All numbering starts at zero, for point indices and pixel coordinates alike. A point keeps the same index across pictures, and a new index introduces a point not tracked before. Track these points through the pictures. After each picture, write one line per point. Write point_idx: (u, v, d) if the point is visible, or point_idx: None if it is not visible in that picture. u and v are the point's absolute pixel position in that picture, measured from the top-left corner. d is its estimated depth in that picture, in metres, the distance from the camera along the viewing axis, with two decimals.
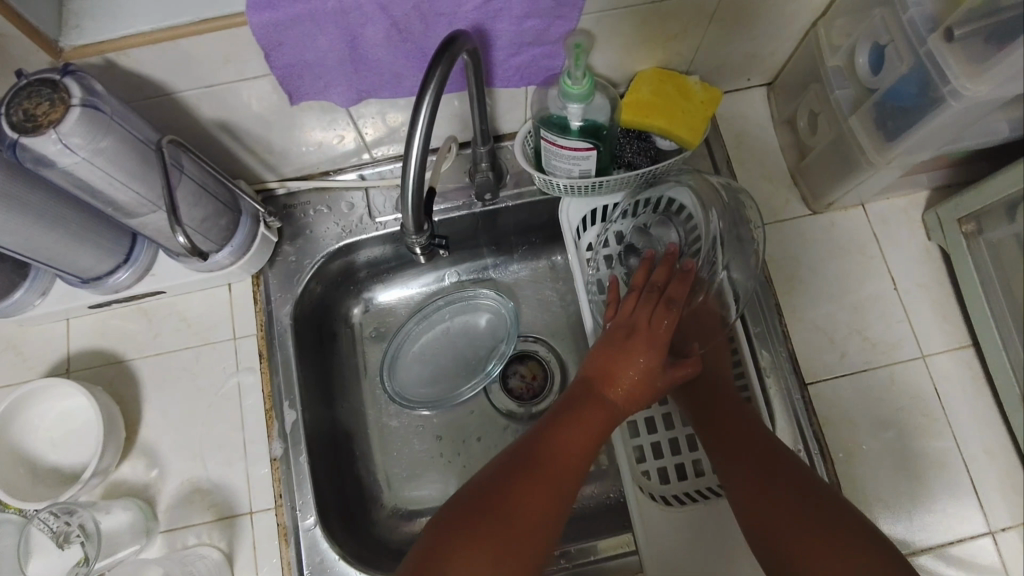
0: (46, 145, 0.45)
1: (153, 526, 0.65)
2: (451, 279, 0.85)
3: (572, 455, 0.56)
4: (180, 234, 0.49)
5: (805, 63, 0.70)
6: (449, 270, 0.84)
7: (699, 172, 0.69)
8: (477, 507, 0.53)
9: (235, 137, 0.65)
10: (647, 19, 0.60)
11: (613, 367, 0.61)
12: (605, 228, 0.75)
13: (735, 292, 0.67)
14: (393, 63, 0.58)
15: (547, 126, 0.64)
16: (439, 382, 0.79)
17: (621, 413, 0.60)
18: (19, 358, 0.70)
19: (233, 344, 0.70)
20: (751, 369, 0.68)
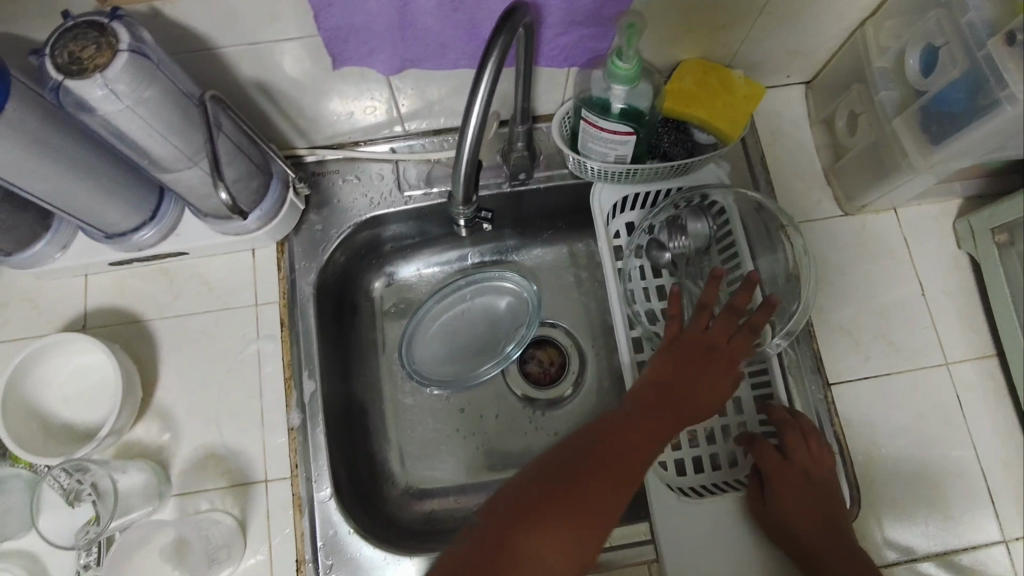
0: (90, 90, 0.44)
1: (165, 489, 0.64)
2: (474, 260, 0.84)
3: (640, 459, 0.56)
4: (224, 190, 0.48)
5: (849, 63, 0.69)
6: (472, 250, 0.83)
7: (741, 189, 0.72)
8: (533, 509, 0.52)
9: (270, 99, 0.64)
10: (698, 6, 0.60)
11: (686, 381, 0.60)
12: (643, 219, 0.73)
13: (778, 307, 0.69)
14: (440, 33, 0.56)
15: (588, 107, 0.64)
16: (452, 362, 0.78)
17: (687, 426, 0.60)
18: (35, 311, 0.68)
19: (254, 311, 0.69)
20: (779, 378, 0.67)
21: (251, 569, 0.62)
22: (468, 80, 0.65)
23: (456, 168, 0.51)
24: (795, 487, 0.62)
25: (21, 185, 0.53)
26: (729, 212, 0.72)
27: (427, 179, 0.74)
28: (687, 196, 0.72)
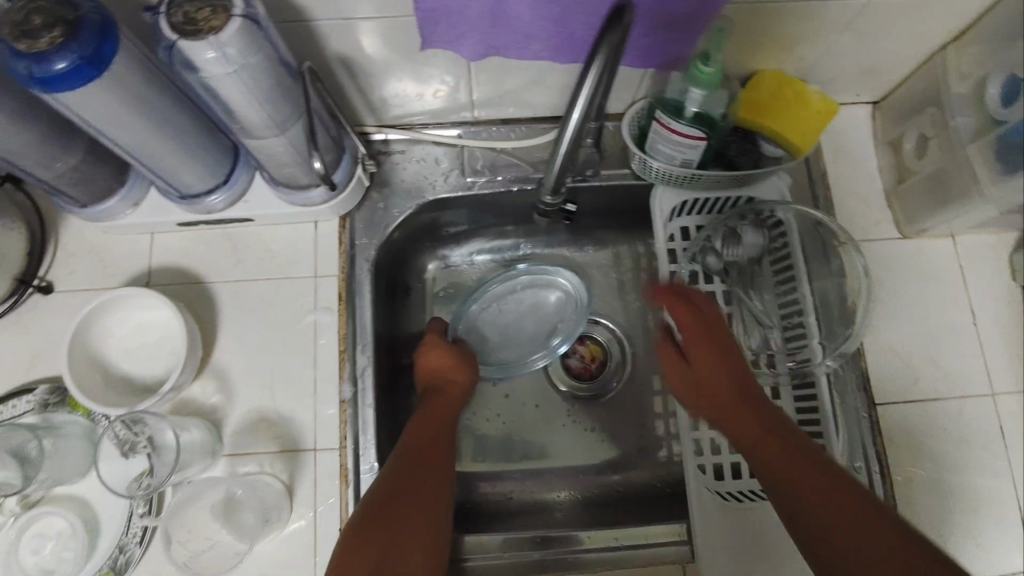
0: (201, 51, 0.45)
1: (218, 448, 0.65)
2: (525, 251, 0.84)
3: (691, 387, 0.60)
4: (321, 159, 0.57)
5: (923, 86, 0.69)
6: (524, 242, 0.84)
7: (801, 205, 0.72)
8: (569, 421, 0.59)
9: (350, 75, 0.65)
10: (785, 17, 0.60)
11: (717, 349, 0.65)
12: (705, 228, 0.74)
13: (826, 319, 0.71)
14: (530, 24, 0.57)
15: (661, 108, 0.65)
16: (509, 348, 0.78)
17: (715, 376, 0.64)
18: (101, 264, 0.70)
19: (314, 282, 0.70)
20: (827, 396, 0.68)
21: (296, 533, 0.63)
22: (546, 72, 0.65)
23: (556, 150, 0.53)
24: (779, 426, 0.60)
25: (113, 138, 0.54)
26: (788, 226, 0.72)
27: (492, 166, 0.75)
28: (749, 209, 0.73)
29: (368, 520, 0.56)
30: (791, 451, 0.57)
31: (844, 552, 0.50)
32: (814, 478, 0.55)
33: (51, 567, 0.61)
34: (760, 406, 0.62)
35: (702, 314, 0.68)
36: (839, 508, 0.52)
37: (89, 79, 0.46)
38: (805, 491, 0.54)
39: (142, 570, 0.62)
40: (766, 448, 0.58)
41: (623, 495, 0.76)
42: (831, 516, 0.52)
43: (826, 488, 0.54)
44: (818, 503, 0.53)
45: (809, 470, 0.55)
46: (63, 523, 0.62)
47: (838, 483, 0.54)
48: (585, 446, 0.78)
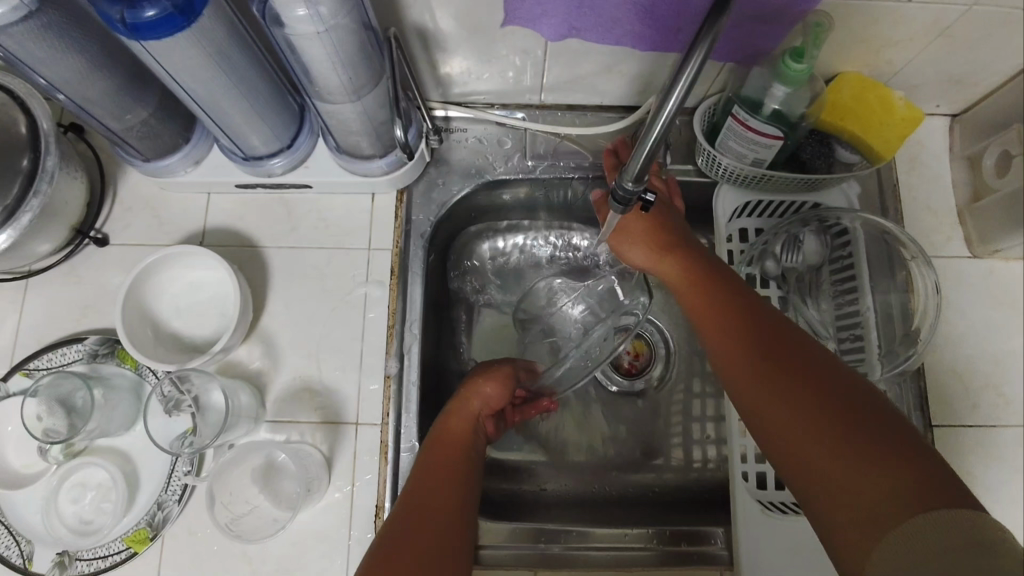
0: (294, 7, 0.45)
1: (261, 413, 0.64)
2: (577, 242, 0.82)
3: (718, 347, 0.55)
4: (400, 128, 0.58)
5: (1011, 101, 0.67)
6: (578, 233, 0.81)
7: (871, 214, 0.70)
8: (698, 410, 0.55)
9: (424, 47, 0.64)
10: (881, 18, 0.58)
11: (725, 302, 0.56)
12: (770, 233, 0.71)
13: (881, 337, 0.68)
14: (618, 6, 0.55)
15: (739, 104, 0.62)
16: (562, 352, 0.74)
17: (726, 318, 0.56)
18: (157, 220, 0.70)
19: (367, 255, 0.69)
20: None
21: (333, 505, 0.62)
22: (623, 59, 0.64)
23: (638, 148, 0.46)
24: (755, 331, 0.52)
25: (188, 92, 0.54)
26: (854, 238, 0.70)
27: (553, 152, 0.73)
28: (817, 216, 0.70)
29: (379, 558, 0.48)
30: (768, 360, 0.50)
31: (823, 472, 0.42)
32: (807, 389, 0.46)
33: (90, 518, 0.61)
34: (749, 309, 0.55)
35: (672, 235, 0.63)
36: (819, 419, 0.44)
37: (177, 28, 0.46)
38: (786, 407, 0.46)
39: (179, 528, 0.61)
40: (752, 363, 0.51)
41: (660, 496, 0.75)
42: (821, 453, 0.43)
43: (808, 398, 0.46)
44: (796, 416, 0.45)
45: (791, 385, 0.47)
46: (104, 476, 0.62)
47: (822, 391, 0.46)
48: (623, 444, 0.77)
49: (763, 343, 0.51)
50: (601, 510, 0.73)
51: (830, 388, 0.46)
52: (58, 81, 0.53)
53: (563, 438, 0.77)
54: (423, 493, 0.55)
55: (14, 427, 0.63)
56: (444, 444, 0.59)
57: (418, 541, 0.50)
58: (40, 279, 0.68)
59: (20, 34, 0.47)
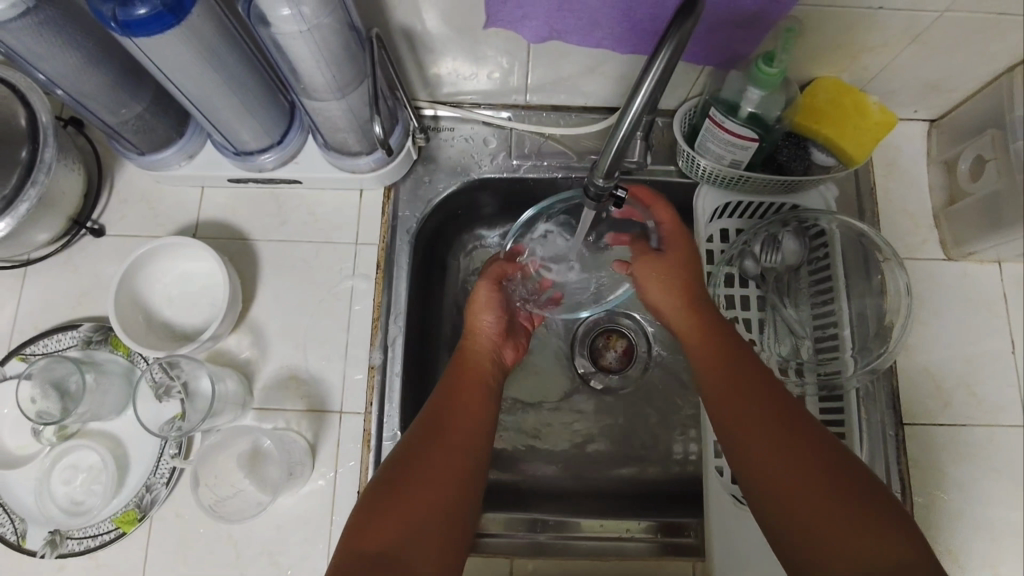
0: (278, 7, 0.47)
1: (249, 400, 0.66)
2: None
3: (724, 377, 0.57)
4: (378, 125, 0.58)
5: (986, 107, 0.68)
6: None
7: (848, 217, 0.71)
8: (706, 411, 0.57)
9: (411, 47, 0.65)
10: (853, 25, 0.59)
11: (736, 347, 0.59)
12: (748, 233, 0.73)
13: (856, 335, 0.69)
14: (595, 10, 0.57)
15: (716, 105, 0.63)
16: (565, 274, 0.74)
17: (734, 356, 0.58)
18: (151, 212, 0.72)
19: (355, 249, 0.71)
20: (853, 414, 0.67)
21: (316, 490, 0.64)
22: (604, 61, 0.66)
23: (612, 136, 0.49)
24: (760, 393, 0.55)
25: (180, 88, 0.56)
26: (831, 239, 0.71)
27: (538, 152, 0.75)
28: (794, 217, 0.72)
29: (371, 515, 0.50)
30: (772, 424, 0.52)
31: (831, 530, 0.45)
32: (807, 460, 0.49)
33: (81, 498, 0.63)
34: (755, 369, 0.57)
35: (695, 290, 0.64)
36: (818, 494, 0.47)
37: (168, 26, 0.48)
38: (789, 472, 0.49)
39: (167, 510, 0.63)
40: (753, 425, 0.53)
41: (639, 490, 0.76)
42: (831, 511, 0.46)
43: (808, 471, 0.48)
44: (795, 484, 0.48)
45: (797, 446, 0.50)
46: (96, 458, 0.64)
47: (823, 466, 0.49)
48: (604, 439, 0.78)
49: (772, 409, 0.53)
50: (581, 502, 0.75)
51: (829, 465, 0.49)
52: (55, 76, 0.55)
53: (545, 430, 0.79)
54: (434, 451, 0.55)
55: (9, 409, 0.65)
56: (457, 407, 0.60)
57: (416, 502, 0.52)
58: (38, 268, 0.70)
59: (18, 30, 0.50)
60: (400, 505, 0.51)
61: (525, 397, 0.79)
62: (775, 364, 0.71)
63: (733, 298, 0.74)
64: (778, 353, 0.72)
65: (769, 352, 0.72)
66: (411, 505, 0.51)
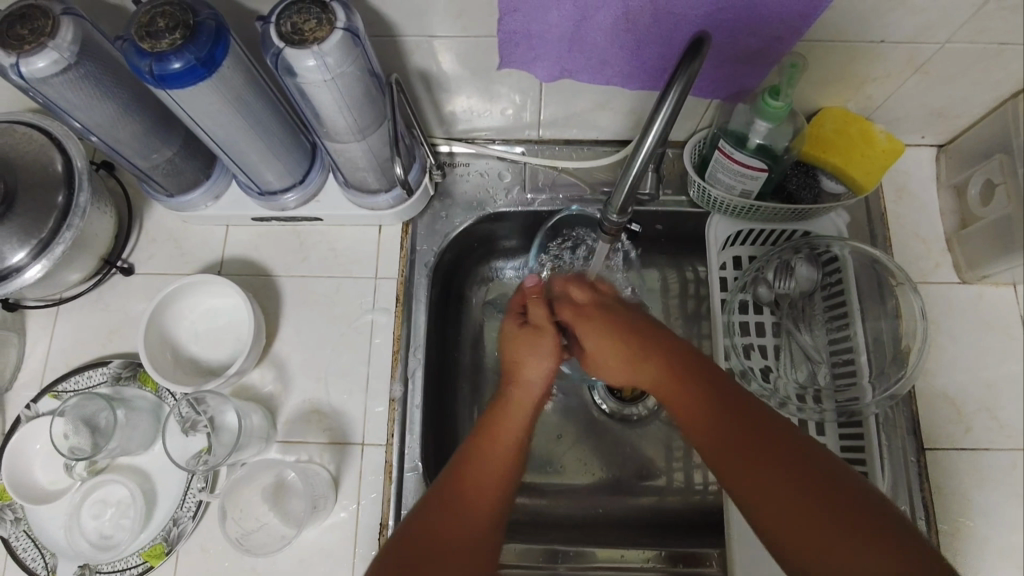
0: (304, 59, 0.49)
1: (272, 433, 0.68)
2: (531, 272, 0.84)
3: (693, 393, 0.56)
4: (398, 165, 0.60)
5: (992, 133, 0.70)
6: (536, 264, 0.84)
7: (857, 242, 0.71)
8: (684, 397, 0.57)
9: (428, 88, 0.68)
10: (854, 58, 0.61)
11: (700, 386, 0.56)
12: (762, 262, 0.73)
13: (870, 361, 0.69)
14: (606, 50, 0.59)
15: (724, 137, 0.65)
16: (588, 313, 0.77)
17: (704, 388, 0.56)
18: (178, 251, 0.74)
19: (374, 284, 0.73)
20: (875, 447, 0.66)
21: (338, 524, 0.65)
22: (614, 97, 0.68)
23: (627, 169, 0.51)
24: (721, 388, 0.56)
25: (209, 134, 0.58)
26: (843, 264, 0.72)
27: (553, 184, 0.77)
28: (806, 244, 0.72)
29: (429, 513, 0.55)
30: (768, 457, 0.50)
31: (815, 536, 0.46)
32: (819, 483, 0.48)
33: (109, 533, 0.64)
34: (710, 381, 0.56)
35: (622, 335, 0.64)
36: (811, 491, 0.47)
37: (200, 78, 0.51)
38: (774, 475, 0.49)
39: (193, 544, 0.64)
40: (726, 429, 0.53)
41: (660, 518, 0.76)
42: (810, 512, 0.47)
43: (786, 473, 0.49)
44: (783, 487, 0.48)
45: (772, 455, 0.50)
46: (124, 493, 0.65)
47: (803, 462, 0.49)
48: (623, 467, 0.78)
49: (748, 427, 0.52)
50: (597, 532, 0.75)
51: (797, 449, 0.50)
52: (92, 125, 0.58)
53: (566, 459, 0.79)
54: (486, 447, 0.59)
55: (41, 445, 0.67)
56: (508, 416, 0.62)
57: (447, 537, 0.53)
58: (69, 307, 0.72)
59: (60, 84, 0.52)
60: (447, 512, 0.55)
61: (543, 426, 0.80)
62: (792, 390, 0.71)
63: (749, 324, 0.74)
64: (795, 379, 0.72)
65: (785, 378, 0.72)
66: (459, 499, 0.56)
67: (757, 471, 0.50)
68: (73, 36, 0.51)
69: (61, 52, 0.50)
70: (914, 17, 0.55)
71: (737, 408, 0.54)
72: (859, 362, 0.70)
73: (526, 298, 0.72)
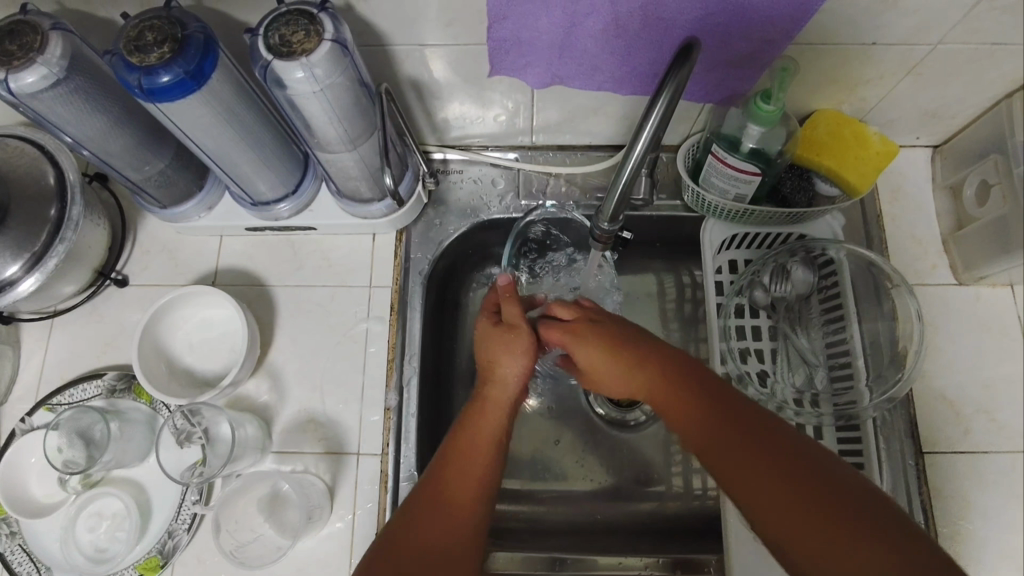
0: (293, 71, 0.49)
1: (267, 444, 0.67)
2: None
3: (671, 387, 0.55)
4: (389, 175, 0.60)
5: (987, 133, 0.69)
6: None
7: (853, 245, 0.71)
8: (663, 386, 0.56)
9: (420, 96, 0.68)
10: (846, 61, 0.61)
11: (672, 374, 0.56)
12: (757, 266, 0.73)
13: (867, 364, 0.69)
14: (596, 56, 0.59)
15: (717, 142, 0.65)
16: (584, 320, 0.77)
17: (679, 380, 0.55)
18: (173, 261, 0.74)
19: (368, 292, 0.73)
20: (874, 451, 0.65)
21: (334, 534, 0.65)
22: (606, 102, 0.67)
23: (617, 175, 0.50)
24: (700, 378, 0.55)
25: (200, 146, 0.58)
26: (839, 266, 0.71)
27: (547, 190, 0.77)
28: (801, 246, 0.72)
29: (408, 521, 0.54)
30: (740, 450, 0.49)
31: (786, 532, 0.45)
32: (790, 474, 0.47)
33: (104, 545, 0.64)
34: (685, 373, 0.56)
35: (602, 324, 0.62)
36: (781, 484, 0.47)
37: (188, 91, 0.50)
38: (744, 468, 0.48)
39: (188, 556, 0.64)
40: (699, 421, 0.52)
41: (659, 525, 0.75)
42: (778, 507, 0.46)
43: (757, 465, 0.48)
44: (752, 480, 0.48)
45: (741, 447, 0.49)
46: (119, 505, 0.65)
47: (777, 453, 0.48)
48: (621, 473, 0.78)
49: (719, 417, 0.51)
50: (596, 539, 0.75)
51: (769, 437, 0.49)
52: (83, 138, 0.58)
53: (563, 466, 0.78)
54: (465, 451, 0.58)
55: (36, 459, 0.67)
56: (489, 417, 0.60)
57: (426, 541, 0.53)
58: (64, 319, 0.72)
59: (49, 99, 0.52)
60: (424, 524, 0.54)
61: (541, 433, 0.80)
62: (790, 394, 0.70)
63: (745, 329, 0.73)
64: (793, 383, 0.71)
65: (783, 382, 0.71)
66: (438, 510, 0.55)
67: (728, 463, 0.49)
68: (62, 51, 0.51)
69: (50, 67, 0.50)
70: (905, 19, 0.55)
71: (711, 399, 0.53)
72: (857, 365, 0.69)
73: (498, 297, 0.68)
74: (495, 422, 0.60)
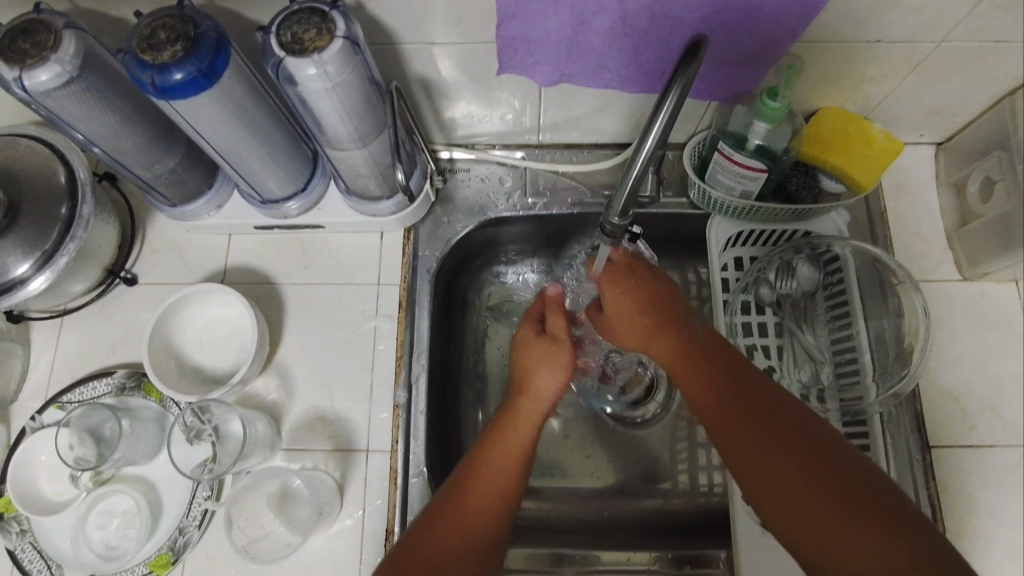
0: (305, 68, 0.50)
1: (276, 441, 0.68)
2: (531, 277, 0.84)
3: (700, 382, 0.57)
4: (399, 172, 0.61)
5: (990, 130, 0.70)
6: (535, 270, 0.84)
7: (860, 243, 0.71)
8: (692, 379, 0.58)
9: (427, 95, 0.68)
10: (851, 58, 0.61)
11: (704, 368, 0.57)
12: (763, 262, 0.73)
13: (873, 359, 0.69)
14: (604, 54, 0.60)
15: (724, 139, 0.65)
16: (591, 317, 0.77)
17: (708, 376, 0.57)
18: (181, 260, 0.75)
19: (376, 290, 0.73)
20: (881, 446, 0.66)
21: (344, 531, 0.65)
22: (612, 100, 0.68)
23: (626, 172, 0.51)
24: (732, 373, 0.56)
25: (210, 143, 0.58)
26: (845, 263, 0.72)
27: (553, 188, 0.77)
28: (807, 243, 0.72)
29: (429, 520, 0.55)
30: (766, 449, 0.50)
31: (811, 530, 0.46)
32: (816, 473, 0.48)
33: (115, 543, 0.64)
34: (716, 367, 0.57)
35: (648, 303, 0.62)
36: (807, 483, 0.48)
37: (200, 88, 0.51)
38: (769, 467, 0.50)
39: (199, 553, 0.64)
40: (727, 420, 0.54)
41: (665, 521, 0.76)
42: (805, 508, 0.47)
43: (785, 470, 0.49)
44: (779, 483, 0.49)
45: (769, 446, 0.50)
46: (130, 503, 0.65)
47: (802, 454, 0.49)
48: (628, 470, 0.78)
49: (745, 415, 0.53)
50: (603, 536, 0.75)
51: (793, 439, 0.50)
52: (94, 136, 0.59)
53: (569, 463, 0.79)
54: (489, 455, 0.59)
55: (47, 456, 0.67)
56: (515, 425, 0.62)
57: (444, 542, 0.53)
58: (74, 317, 0.73)
59: (63, 97, 0.53)
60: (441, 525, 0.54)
61: (548, 430, 0.80)
62: (796, 390, 0.71)
63: (751, 325, 0.74)
64: (799, 379, 0.72)
65: (789, 379, 0.72)
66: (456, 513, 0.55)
67: (757, 462, 0.50)
68: (75, 50, 0.51)
69: (63, 65, 0.51)
70: (909, 17, 0.56)
71: (742, 399, 0.54)
72: (864, 361, 0.70)
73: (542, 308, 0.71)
74: (525, 429, 0.62)
